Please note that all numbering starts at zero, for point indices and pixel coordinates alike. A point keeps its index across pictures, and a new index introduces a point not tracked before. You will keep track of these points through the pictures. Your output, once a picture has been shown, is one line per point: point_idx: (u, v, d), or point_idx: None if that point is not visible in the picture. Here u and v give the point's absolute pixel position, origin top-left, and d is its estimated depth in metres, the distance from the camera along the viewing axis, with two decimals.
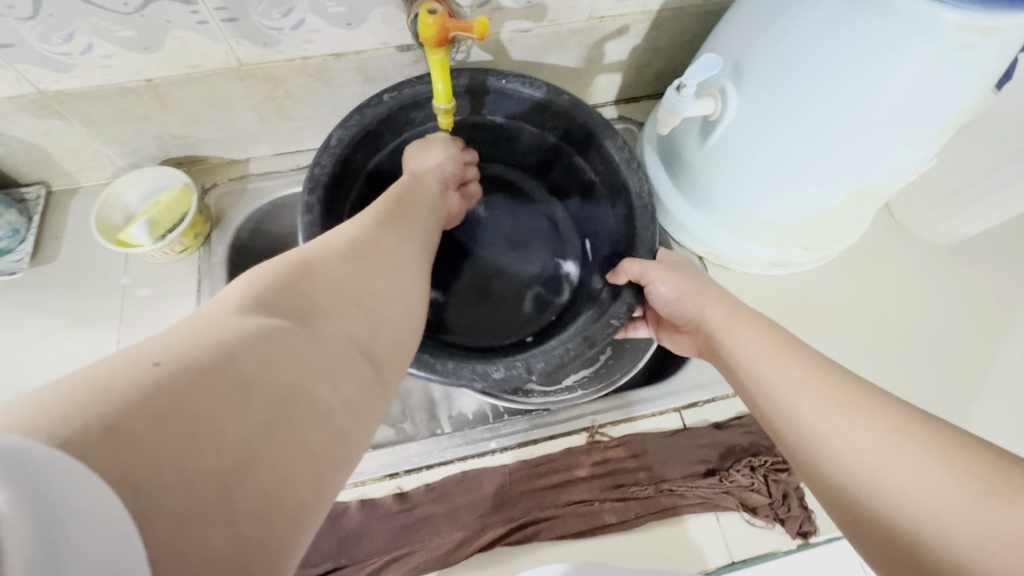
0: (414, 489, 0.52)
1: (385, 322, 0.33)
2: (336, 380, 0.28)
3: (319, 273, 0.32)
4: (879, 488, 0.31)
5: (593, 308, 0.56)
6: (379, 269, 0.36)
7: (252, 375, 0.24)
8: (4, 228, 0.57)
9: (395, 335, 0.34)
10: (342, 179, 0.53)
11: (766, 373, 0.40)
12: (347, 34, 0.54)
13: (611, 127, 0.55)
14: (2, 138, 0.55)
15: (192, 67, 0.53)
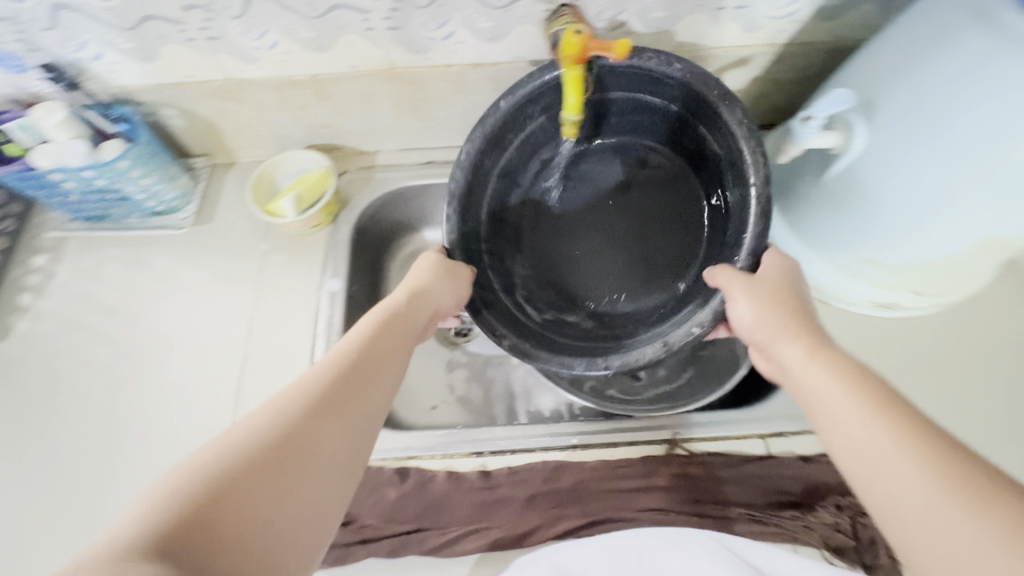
0: (497, 470, 0.55)
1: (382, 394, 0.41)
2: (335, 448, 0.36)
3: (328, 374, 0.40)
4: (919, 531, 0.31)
5: (690, 306, 0.54)
6: (384, 357, 0.43)
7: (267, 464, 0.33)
8: (178, 190, 0.67)
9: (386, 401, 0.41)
10: (475, 189, 0.58)
11: (820, 395, 0.39)
12: (488, 47, 0.59)
13: (730, 95, 0.50)
14: (189, 115, 0.65)
15: (352, 67, 0.61)
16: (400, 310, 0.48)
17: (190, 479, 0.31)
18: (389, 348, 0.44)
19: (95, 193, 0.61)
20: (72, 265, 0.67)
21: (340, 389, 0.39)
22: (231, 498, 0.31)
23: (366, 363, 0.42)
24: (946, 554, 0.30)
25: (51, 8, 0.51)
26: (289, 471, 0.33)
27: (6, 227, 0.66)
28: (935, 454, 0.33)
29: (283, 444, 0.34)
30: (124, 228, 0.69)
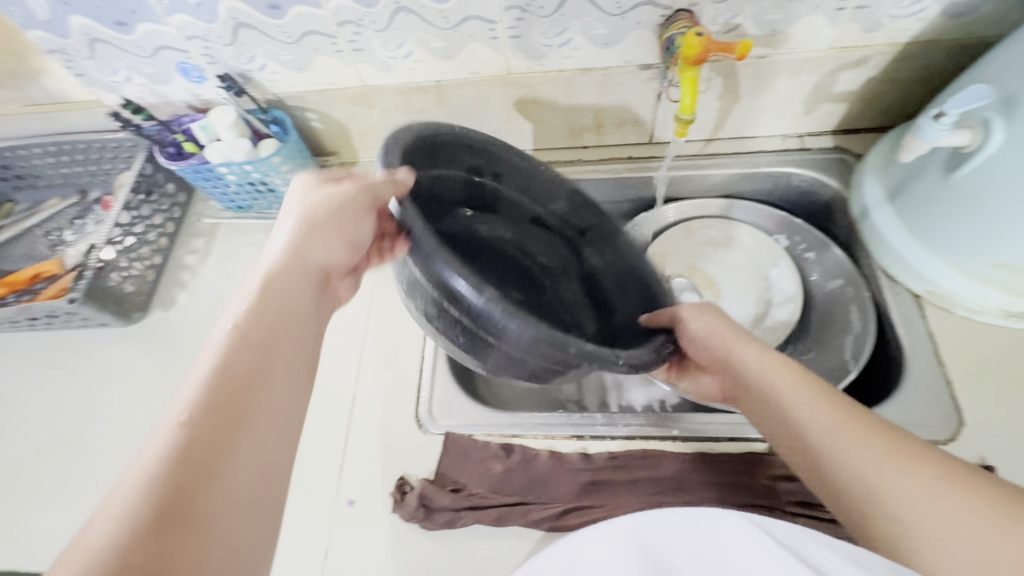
0: (597, 454, 0.57)
1: (287, 340, 0.39)
2: (267, 425, 0.35)
3: (236, 366, 0.36)
4: (911, 505, 0.39)
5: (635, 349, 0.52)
6: (279, 322, 0.39)
7: (202, 489, 0.30)
8: None
9: (291, 351, 0.39)
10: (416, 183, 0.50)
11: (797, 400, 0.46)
12: (601, 52, 0.63)
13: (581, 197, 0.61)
14: (326, 118, 0.74)
15: (472, 73, 0.66)
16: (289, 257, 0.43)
17: (128, 501, 0.29)
18: (295, 287, 0.42)
19: (249, 185, 0.71)
20: (222, 247, 0.78)
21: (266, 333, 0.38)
22: (183, 498, 0.30)
23: (279, 302, 0.40)
24: (943, 528, 0.37)
25: (234, 26, 0.61)
26: (254, 416, 0.35)
27: (174, 214, 0.78)
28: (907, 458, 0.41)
29: (206, 434, 0.32)
30: (265, 217, 0.78)
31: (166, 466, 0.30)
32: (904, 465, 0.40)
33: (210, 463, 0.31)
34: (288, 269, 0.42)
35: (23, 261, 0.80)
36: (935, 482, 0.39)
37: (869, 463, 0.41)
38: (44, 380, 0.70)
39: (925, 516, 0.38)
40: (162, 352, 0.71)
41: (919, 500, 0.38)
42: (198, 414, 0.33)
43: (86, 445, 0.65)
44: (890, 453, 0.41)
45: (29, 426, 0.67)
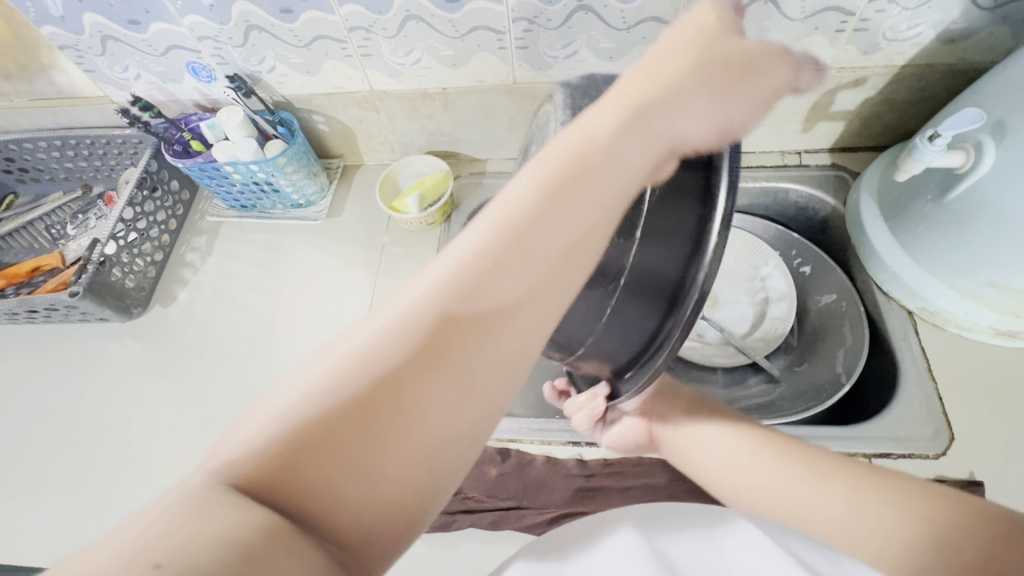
0: (593, 460, 0.57)
1: (544, 242, 0.28)
2: (494, 356, 0.28)
3: (491, 263, 0.27)
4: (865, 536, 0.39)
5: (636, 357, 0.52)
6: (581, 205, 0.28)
7: (367, 413, 0.26)
8: (317, 185, 0.76)
9: (559, 233, 0.28)
10: None
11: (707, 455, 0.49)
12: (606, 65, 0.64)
13: None
14: (333, 121, 0.75)
15: (479, 82, 0.67)
16: (654, 106, 0.30)
17: (314, 386, 0.26)
18: (623, 161, 0.29)
19: (254, 184, 0.71)
20: (225, 245, 0.78)
21: (553, 201, 0.28)
22: (363, 421, 0.25)
23: (608, 180, 0.29)
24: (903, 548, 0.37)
25: (246, 29, 0.61)
26: (477, 333, 0.27)
27: (177, 211, 0.78)
28: (871, 485, 0.41)
29: (419, 345, 0.27)
30: (268, 217, 0.79)
31: (347, 382, 0.26)
32: (822, 483, 0.43)
33: (417, 377, 0.26)
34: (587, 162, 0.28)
35: (23, 254, 0.81)
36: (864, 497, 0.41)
37: (841, 513, 0.41)
38: (41, 375, 0.70)
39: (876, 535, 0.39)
40: (160, 349, 0.71)
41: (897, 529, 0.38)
42: (410, 322, 0.27)
43: (84, 438, 0.65)
44: (814, 473, 0.44)
45: (22, 421, 0.67)
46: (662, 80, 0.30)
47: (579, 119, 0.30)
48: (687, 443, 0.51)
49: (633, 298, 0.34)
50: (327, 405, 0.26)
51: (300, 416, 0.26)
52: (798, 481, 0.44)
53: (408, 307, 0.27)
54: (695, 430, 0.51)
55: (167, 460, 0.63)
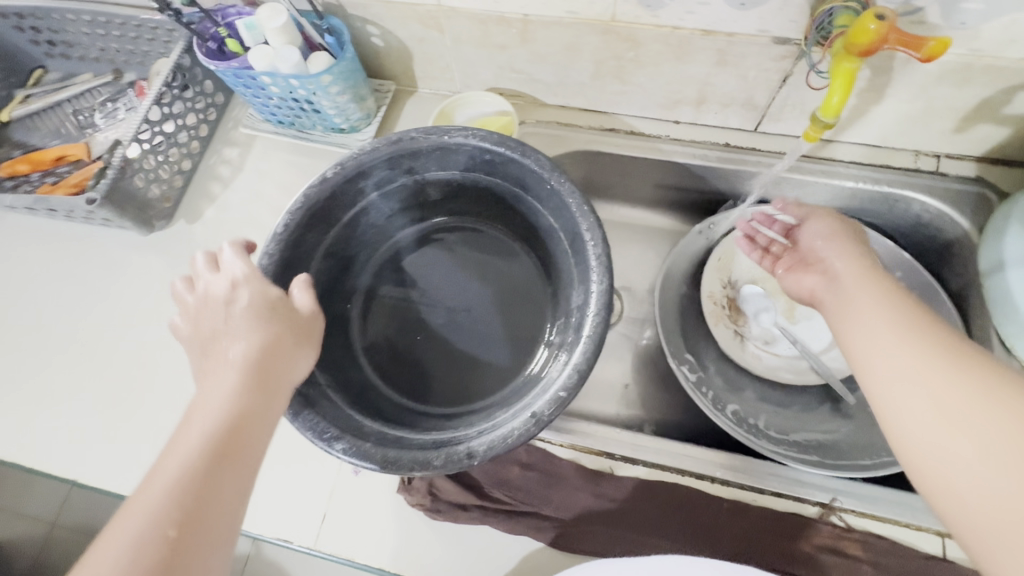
0: (623, 477, 0.52)
1: (250, 385, 0.38)
2: (235, 467, 0.35)
3: (228, 420, 0.36)
4: (963, 426, 0.31)
5: (558, 329, 0.57)
6: (263, 385, 0.39)
7: (173, 535, 0.31)
8: (365, 110, 0.66)
9: (258, 380, 0.39)
10: (325, 208, 0.54)
11: (855, 299, 0.40)
12: (734, 14, 0.50)
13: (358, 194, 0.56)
14: (390, 36, 0.64)
15: (568, 13, 0.55)
16: (274, 342, 0.41)
17: (134, 525, 0.31)
18: (261, 415, 0.38)
19: (296, 100, 0.63)
20: (257, 163, 0.71)
21: (238, 409, 0.37)
22: (174, 538, 0.31)
23: (266, 397, 0.39)
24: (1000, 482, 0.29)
25: None
26: (229, 457, 0.35)
27: (210, 116, 0.71)
28: (973, 368, 0.32)
29: (198, 471, 0.34)
30: (307, 138, 0.70)
31: (158, 521, 0.31)
32: (944, 357, 0.33)
33: (205, 501, 0.33)
34: (226, 449, 0.35)
35: (52, 139, 0.76)
36: (992, 411, 0.30)
37: (937, 434, 0.31)
38: (61, 276, 0.67)
39: (954, 490, 0.30)
40: (181, 269, 0.66)
41: (980, 490, 0.29)
42: (195, 452, 0.34)
43: (101, 350, 0.64)
44: (938, 357, 0.34)
45: (42, 321, 0.65)
46: (248, 377, 0.38)
47: (213, 384, 0.38)
48: (843, 273, 0.43)
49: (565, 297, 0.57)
50: (137, 551, 0.30)
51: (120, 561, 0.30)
52: (927, 384, 0.33)
53: (181, 448, 0.35)
54: (840, 256, 0.44)
55: (183, 389, 0.61)
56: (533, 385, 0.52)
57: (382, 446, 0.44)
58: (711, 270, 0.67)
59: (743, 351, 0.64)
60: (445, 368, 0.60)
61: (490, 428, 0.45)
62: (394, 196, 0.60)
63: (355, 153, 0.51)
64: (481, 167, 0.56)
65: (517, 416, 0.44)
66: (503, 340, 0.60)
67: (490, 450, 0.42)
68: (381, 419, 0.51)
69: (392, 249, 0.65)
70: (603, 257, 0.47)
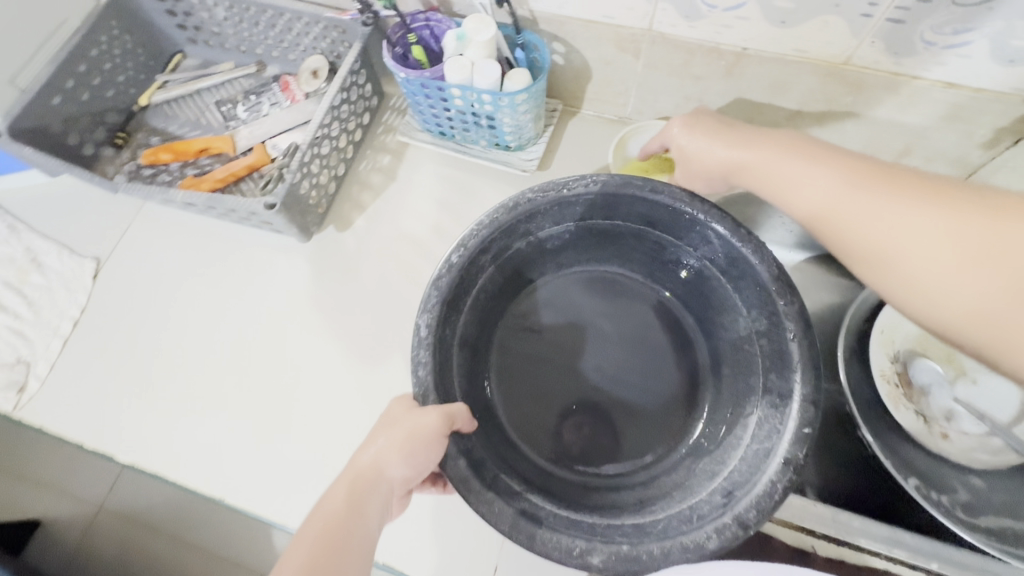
0: (825, 557, 0.49)
1: (350, 533, 0.38)
2: None
3: (326, 548, 0.37)
4: (896, 244, 0.38)
5: (736, 383, 0.50)
6: (362, 516, 0.39)
7: None
8: (536, 130, 0.63)
9: (357, 514, 0.39)
10: (458, 294, 0.48)
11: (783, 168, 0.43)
12: (994, 70, 0.47)
13: (482, 269, 0.50)
14: (575, 55, 0.61)
15: (796, 51, 0.51)
16: (375, 461, 0.41)
17: None
18: (365, 530, 0.39)
19: (477, 116, 0.59)
20: (409, 173, 0.68)
21: (336, 537, 0.37)
22: None
23: (364, 522, 0.39)
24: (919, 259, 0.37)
25: None
26: None
27: (364, 121, 0.67)
28: (955, 214, 0.36)
29: None
30: (466, 151, 0.66)
31: None
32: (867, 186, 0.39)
33: None
34: (334, 544, 0.37)
35: (190, 128, 0.73)
36: (927, 223, 0.36)
37: (894, 234, 0.38)
38: (202, 274, 0.64)
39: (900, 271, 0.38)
40: (329, 279, 0.63)
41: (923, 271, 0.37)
42: None
43: (242, 357, 0.60)
44: (881, 190, 0.39)
45: (181, 319, 0.62)
46: (343, 497, 0.39)
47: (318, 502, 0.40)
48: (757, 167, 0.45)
49: (738, 342, 0.50)
50: None
51: None
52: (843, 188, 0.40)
53: None
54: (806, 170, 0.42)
55: (330, 411, 0.57)
56: (720, 457, 0.47)
57: (631, 542, 0.41)
58: (877, 345, 0.63)
59: (929, 435, 0.60)
60: (601, 434, 0.54)
61: (741, 493, 0.42)
62: (507, 269, 0.53)
63: (473, 230, 0.46)
64: (600, 214, 0.50)
65: (761, 469, 0.42)
66: (651, 394, 0.55)
67: (758, 514, 0.40)
68: (576, 505, 0.45)
69: (511, 322, 0.57)
70: (782, 277, 0.43)
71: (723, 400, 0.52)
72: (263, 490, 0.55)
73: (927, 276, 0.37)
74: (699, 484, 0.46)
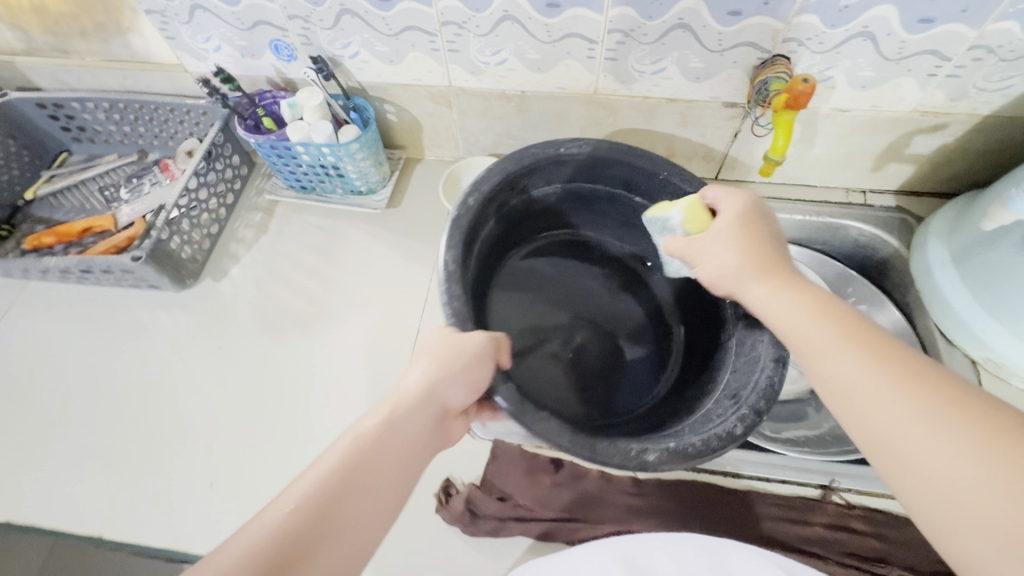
0: (648, 479, 0.57)
1: (394, 449, 0.38)
2: (363, 526, 0.34)
3: (371, 456, 0.37)
4: (934, 465, 0.30)
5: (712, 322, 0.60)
6: (405, 439, 0.39)
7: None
8: (381, 174, 0.76)
9: (402, 438, 0.39)
10: (469, 240, 0.52)
11: (809, 345, 0.37)
12: (691, 85, 0.64)
13: (486, 217, 0.55)
14: (404, 112, 0.75)
15: (559, 89, 0.67)
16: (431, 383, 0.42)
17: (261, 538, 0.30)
18: (404, 447, 0.39)
19: (325, 167, 0.71)
20: (278, 223, 0.78)
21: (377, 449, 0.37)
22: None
23: (406, 443, 0.39)
24: (956, 493, 0.29)
25: (339, 13, 0.61)
26: (354, 504, 0.34)
27: (235, 185, 0.78)
28: (944, 400, 0.31)
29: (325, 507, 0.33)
30: (327, 202, 0.78)
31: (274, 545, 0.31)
32: (886, 380, 0.33)
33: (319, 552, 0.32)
34: (371, 449, 0.37)
35: (75, 214, 0.81)
36: (956, 439, 0.29)
37: (926, 444, 0.30)
38: (85, 339, 0.69)
39: (937, 485, 0.29)
40: (208, 324, 0.70)
41: (973, 504, 0.28)
42: (325, 480, 0.34)
43: (125, 407, 0.65)
44: (906, 394, 0.32)
45: (66, 382, 0.67)
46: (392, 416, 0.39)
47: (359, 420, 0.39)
48: (774, 313, 0.41)
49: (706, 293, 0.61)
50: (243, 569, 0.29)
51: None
52: (872, 384, 0.33)
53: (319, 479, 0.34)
54: (806, 327, 0.38)
55: (213, 439, 0.62)
56: (713, 380, 0.56)
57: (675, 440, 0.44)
58: None
59: None
60: (599, 381, 0.62)
61: (745, 391, 0.48)
62: (502, 220, 0.60)
63: (485, 177, 0.52)
64: (583, 175, 0.59)
65: (756, 367, 0.49)
66: (636, 341, 0.65)
67: (763, 397, 0.46)
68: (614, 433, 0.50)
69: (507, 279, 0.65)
70: None
71: (702, 337, 0.62)
72: (146, 524, 0.58)
73: (946, 480, 0.29)
74: (702, 402, 0.53)
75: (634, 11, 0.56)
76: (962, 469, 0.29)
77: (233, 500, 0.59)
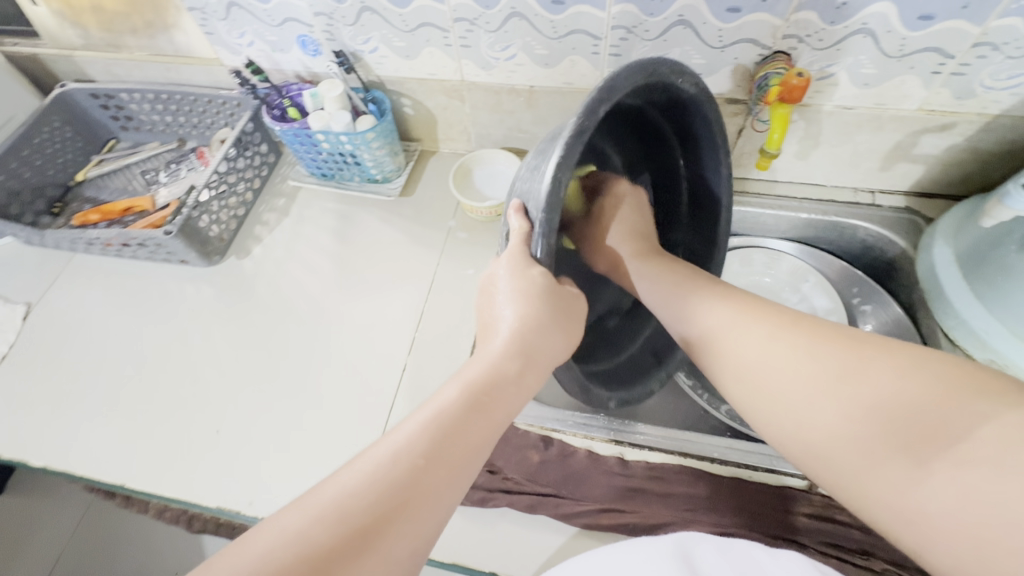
0: (634, 461, 0.59)
1: (505, 390, 0.39)
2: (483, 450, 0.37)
3: (484, 394, 0.38)
4: (800, 399, 0.40)
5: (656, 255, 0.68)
6: (514, 383, 0.40)
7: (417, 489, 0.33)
8: (396, 163, 0.80)
9: (510, 378, 0.40)
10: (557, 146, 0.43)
11: (714, 324, 0.48)
12: None
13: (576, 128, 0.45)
14: (420, 106, 0.79)
15: (566, 84, 0.70)
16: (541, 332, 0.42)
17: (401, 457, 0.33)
18: (516, 390, 0.40)
19: (343, 155, 0.76)
20: (299, 208, 0.83)
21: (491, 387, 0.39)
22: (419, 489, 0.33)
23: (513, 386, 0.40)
24: (814, 416, 0.38)
25: (359, 10, 0.65)
26: (473, 434, 0.36)
27: (262, 172, 0.83)
28: (811, 347, 0.41)
29: (456, 435, 0.35)
30: (345, 189, 0.82)
31: (412, 464, 0.33)
32: (769, 343, 0.43)
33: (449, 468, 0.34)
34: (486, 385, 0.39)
35: (119, 195, 0.87)
36: (815, 377, 0.39)
37: (794, 388, 0.40)
38: (121, 307, 0.75)
39: (805, 418, 0.39)
40: (230, 298, 0.75)
41: (829, 423, 0.38)
42: (451, 412, 0.36)
43: (151, 369, 0.70)
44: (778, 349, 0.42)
45: (101, 344, 0.73)
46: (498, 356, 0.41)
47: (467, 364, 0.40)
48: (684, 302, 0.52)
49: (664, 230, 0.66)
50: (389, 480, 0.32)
51: (374, 486, 0.32)
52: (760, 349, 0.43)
53: (444, 410, 0.36)
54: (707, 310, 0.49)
55: (228, 403, 0.67)
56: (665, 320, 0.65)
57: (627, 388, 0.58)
58: None
59: None
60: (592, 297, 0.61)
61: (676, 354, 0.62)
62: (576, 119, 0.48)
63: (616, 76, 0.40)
64: (666, 103, 0.52)
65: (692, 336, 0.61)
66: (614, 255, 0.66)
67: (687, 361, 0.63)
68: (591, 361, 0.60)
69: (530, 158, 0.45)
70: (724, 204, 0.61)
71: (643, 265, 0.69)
72: (162, 475, 0.62)
73: (804, 410, 0.39)
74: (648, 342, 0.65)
75: (636, 9, 0.58)
76: (816, 400, 0.38)
77: (241, 458, 0.63)
